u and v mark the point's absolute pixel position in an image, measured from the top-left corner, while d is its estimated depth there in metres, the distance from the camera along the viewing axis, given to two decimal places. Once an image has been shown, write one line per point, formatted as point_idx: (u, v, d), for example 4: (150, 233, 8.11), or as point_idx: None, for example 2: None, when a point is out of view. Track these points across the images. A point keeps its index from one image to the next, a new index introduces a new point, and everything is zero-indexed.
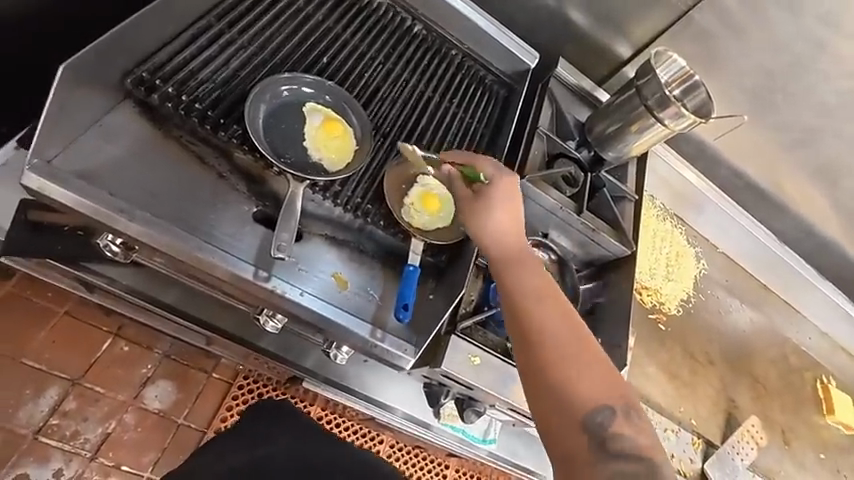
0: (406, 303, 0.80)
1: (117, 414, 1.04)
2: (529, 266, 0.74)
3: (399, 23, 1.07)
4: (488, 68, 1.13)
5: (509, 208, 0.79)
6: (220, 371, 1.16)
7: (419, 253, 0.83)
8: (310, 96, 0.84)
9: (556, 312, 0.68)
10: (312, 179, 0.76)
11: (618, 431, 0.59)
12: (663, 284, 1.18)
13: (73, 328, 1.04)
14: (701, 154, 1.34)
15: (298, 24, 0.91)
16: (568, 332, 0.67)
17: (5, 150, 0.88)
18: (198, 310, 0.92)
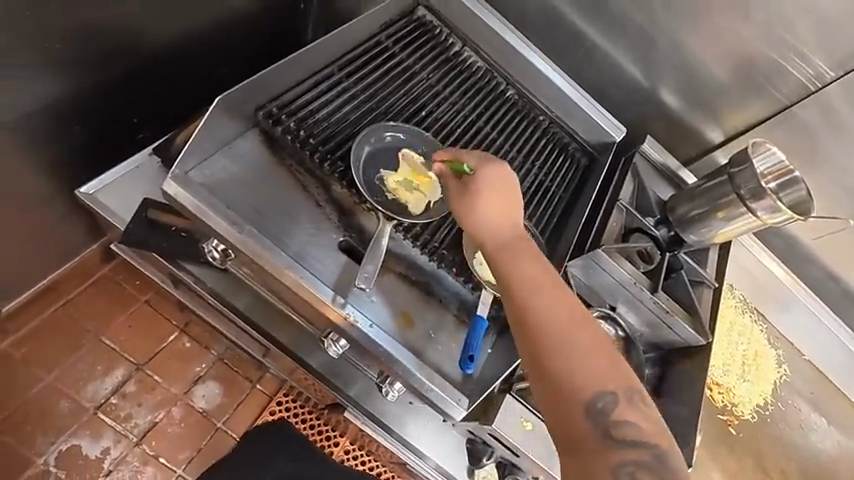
0: (472, 355, 0.80)
1: (168, 405, 1.10)
2: (527, 257, 0.69)
3: (495, 86, 1.15)
4: (573, 136, 1.17)
5: (494, 195, 0.72)
6: (264, 383, 1.18)
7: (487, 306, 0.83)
8: (408, 144, 0.91)
9: (574, 333, 0.63)
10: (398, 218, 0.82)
11: (624, 423, 0.61)
12: (737, 384, 1.09)
13: (150, 317, 1.14)
14: (791, 249, 1.26)
15: (407, 79, 1.01)
16: (583, 354, 0.62)
17: (141, 155, 1.03)
18: (266, 321, 0.96)
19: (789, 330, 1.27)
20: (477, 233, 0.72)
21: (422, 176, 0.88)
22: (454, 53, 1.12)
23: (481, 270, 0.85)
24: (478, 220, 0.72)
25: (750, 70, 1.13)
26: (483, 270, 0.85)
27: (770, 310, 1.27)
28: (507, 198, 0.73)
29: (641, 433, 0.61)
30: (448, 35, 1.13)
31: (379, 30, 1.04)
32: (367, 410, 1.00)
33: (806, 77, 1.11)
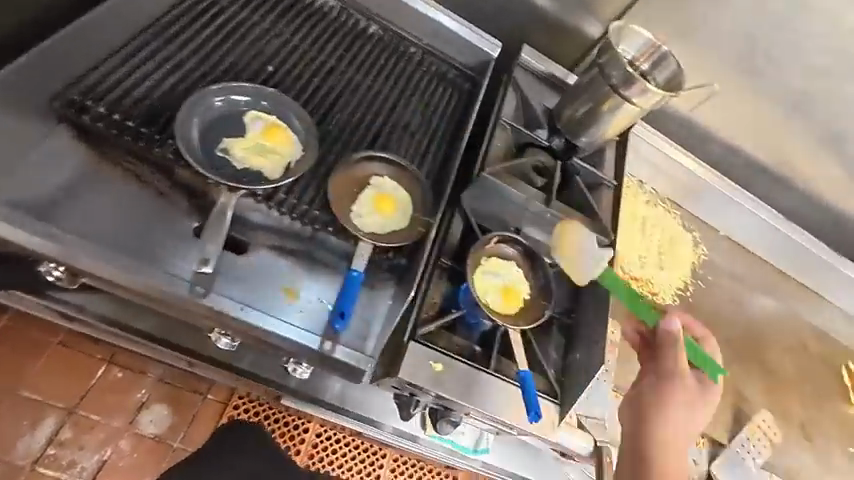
0: (342, 312, 0.74)
1: (113, 441, 0.92)
2: None
3: (353, 25, 1.05)
4: (450, 63, 1.10)
5: None
6: (216, 391, 1.02)
7: (366, 257, 0.78)
8: (246, 104, 0.80)
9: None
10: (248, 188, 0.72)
11: None
12: (654, 274, 1.10)
13: (63, 359, 0.95)
14: (689, 132, 1.26)
15: (243, 33, 0.90)
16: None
17: None
18: (163, 329, 0.88)
19: (701, 212, 1.29)
20: None
21: (276, 136, 0.79)
22: None
23: (360, 222, 0.79)
24: None
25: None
26: (364, 223, 0.80)
27: (681, 197, 1.28)
28: None
29: None
30: None
31: None
32: (302, 391, 0.94)
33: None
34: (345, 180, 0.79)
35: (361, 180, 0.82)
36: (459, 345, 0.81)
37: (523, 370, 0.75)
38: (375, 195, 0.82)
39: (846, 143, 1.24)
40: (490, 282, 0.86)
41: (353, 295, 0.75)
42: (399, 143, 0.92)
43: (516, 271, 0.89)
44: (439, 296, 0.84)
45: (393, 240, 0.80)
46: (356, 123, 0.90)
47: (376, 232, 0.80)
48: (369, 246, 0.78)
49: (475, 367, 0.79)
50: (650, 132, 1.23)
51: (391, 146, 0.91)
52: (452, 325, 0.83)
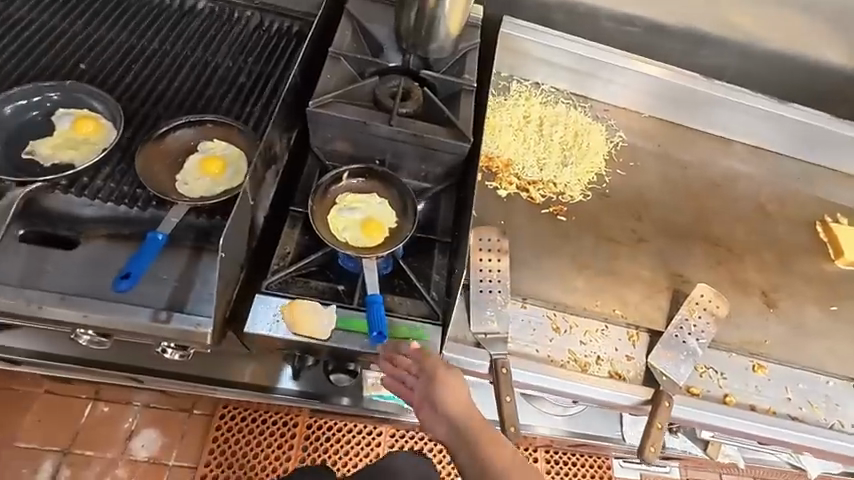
0: (127, 273, 0.70)
1: (110, 471, 1.10)
2: (460, 402, 0.68)
3: (178, 5, 1.02)
4: (289, 15, 1.05)
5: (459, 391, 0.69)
6: (201, 407, 1.19)
7: (174, 222, 0.73)
8: (42, 102, 0.79)
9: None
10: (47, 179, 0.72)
11: None
12: (557, 173, 1.01)
13: (58, 402, 1.15)
14: (573, 15, 1.14)
15: (51, 41, 0.89)
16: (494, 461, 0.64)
17: None
18: (98, 354, 0.95)
19: (612, 97, 1.17)
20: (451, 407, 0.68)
21: (86, 127, 0.78)
22: None
23: (187, 188, 0.77)
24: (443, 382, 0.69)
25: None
26: (191, 188, 0.77)
27: (586, 87, 1.16)
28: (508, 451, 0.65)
29: None
30: None
31: (4, 5, 0.91)
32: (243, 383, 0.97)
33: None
34: (158, 151, 0.78)
35: (182, 149, 0.80)
36: (316, 287, 0.77)
37: (372, 294, 0.72)
38: (202, 158, 0.79)
39: None
40: (347, 218, 0.81)
41: (146, 258, 0.71)
42: (229, 105, 0.88)
43: (376, 201, 0.84)
44: (293, 245, 0.80)
45: (219, 196, 0.76)
46: (183, 96, 0.88)
47: (203, 194, 0.77)
48: (183, 208, 0.74)
49: (331, 304, 0.74)
50: (527, 26, 1.11)
51: (219, 110, 0.87)
52: (310, 270, 0.78)
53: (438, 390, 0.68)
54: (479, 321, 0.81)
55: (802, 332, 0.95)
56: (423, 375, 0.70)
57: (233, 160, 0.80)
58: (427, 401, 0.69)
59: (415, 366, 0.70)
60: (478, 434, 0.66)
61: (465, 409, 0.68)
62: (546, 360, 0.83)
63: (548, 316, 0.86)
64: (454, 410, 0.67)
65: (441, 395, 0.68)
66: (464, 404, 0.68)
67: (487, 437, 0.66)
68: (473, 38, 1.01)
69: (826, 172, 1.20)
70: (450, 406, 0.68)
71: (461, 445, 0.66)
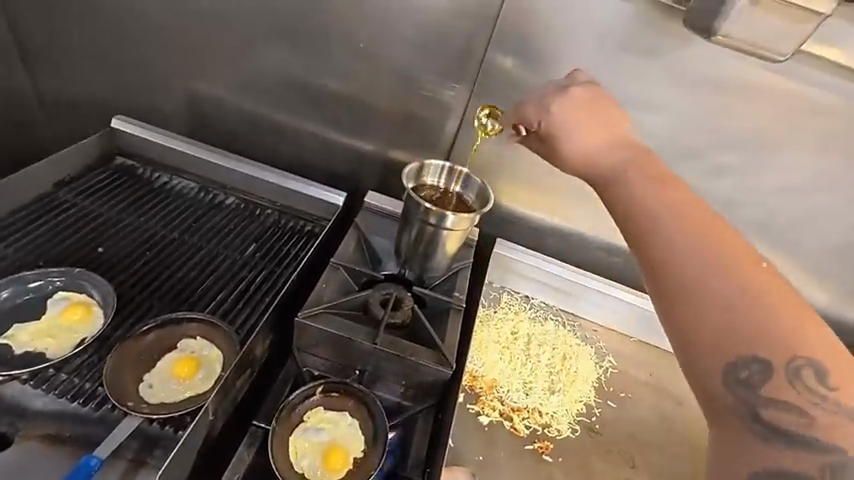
0: None
1: None
2: (690, 245, 0.58)
3: (209, 200, 1.15)
4: (304, 217, 1.17)
5: None
6: None
7: (118, 442, 0.68)
8: (40, 286, 0.82)
9: (716, 299, 0.54)
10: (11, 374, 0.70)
11: (777, 406, 0.50)
12: (544, 400, 0.97)
13: None
14: (563, 241, 1.25)
15: (83, 225, 0.98)
16: (702, 249, 0.57)
17: None
18: None
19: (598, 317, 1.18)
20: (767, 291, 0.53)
21: (74, 314, 0.79)
22: (160, 184, 1.15)
23: (149, 393, 0.73)
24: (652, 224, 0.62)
25: (422, 96, 1.15)
26: (154, 392, 0.74)
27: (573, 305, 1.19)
28: (748, 279, 0.54)
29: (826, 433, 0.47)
30: (152, 170, 1.17)
31: (55, 188, 1.03)
32: None
33: (472, 84, 1.11)
34: (135, 347, 0.77)
35: (160, 346, 0.79)
36: None
37: None
38: (178, 358, 0.78)
39: (729, 224, 1.15)
40: (309, 442, 0.75)
41: None
42: (224, 302, 0.91)
43: (344, 426, 0.77)
44: (241, 472, 0.73)
45: (181, 406, 0.72)
46: (182, 288, 0.92)
47: (165, 401, 0.73)
48: (135, 421, 0.70)
49: None
50: (515, 247, 1.20)
51: (213, 307, 0.90)
52: None
53: (648, 203, 0.64)
54: None
55: None
56: (596, 126, 0.77)
57: (209, 362, 0.79)
58: (648, 183, 0.67)
59: (634, 165, 0.71)
60: (719, 262, 0.55)
61: (697, 229, 0.58)
62: None
63: None
64: (614, 183, 0.70)
65: (675, 194, 0.64)
66: (658, 209, 0.63)
67: (737, 259, 0.56)
68: (467, 256, 1.09)
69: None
70: (629, 179, 0.69)
71: (654, 219, 0.62)
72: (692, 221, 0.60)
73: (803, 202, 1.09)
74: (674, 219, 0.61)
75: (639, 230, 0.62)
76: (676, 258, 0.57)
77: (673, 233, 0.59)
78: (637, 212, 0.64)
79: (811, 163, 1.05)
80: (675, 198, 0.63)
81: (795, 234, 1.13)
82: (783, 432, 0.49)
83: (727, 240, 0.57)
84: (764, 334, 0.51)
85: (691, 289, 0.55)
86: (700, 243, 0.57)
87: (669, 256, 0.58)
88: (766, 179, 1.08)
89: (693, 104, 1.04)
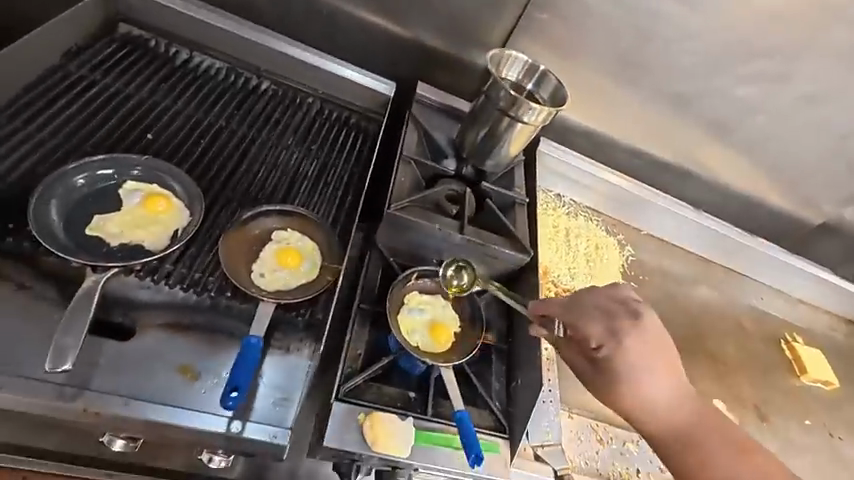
0: (236, 388, 0.64)
1: None
2: (681, 453, 0.74)
3: (243, 83, 1.03)
4: (350, 108, 1.11)
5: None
6: None
7: (266, 321, 0.70)
8: (110, 177, 0.74)
9: (727, 453, 0.74)
10: (125, 265, 0.66)
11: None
12: (586, 282, 1.11)
13: None
14: (592, 143, 1.34)
15: (114, 107, 0.85)
16: (733, 470, 0.73)
17: None
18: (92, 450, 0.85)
19: (617, 213, 1.33)
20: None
21: (158, 206, 0.74)
22: (181, 61, 1.00)
23: (262, 281, 0.74)
24: (652, 403, 0.73)
25: None
26: (267, 281, 0.74)
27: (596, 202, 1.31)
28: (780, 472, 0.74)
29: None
30: (167, 45, 1.00)
31: (64, 60, 0.87)
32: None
33: None
34: (238, 238, 0.76)
35: (257, 238, 0.78)
36: (389, 394, 0.76)
37: (458, 411, 0.70)
38: (278, 249, 0.78)
39: (731, 132, 1.33)
40: (413, 318, 0.82)
41: (251, 369, 0.65)
42: (301, 195, 0.88)
43: (440, 305, 0.85)
44: (364, 345, 0.79)
45: (301, 294, 0.75)
46: (252, 181, 0.87)
47: (281, 288, 0.74)
48: (270, 307, 0.71)
49: (407, 414, 0.73)
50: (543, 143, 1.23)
51: (291, 198, 0.87)
52: (380, 374, 0.78)
53: (651, 388, 0.73)
54: (538, 434, 0.82)
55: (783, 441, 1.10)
56: (606, 318, 0.74)
57: (310, 252, 0.80)
58: (646, 349, 0.73)
59: (634, 338, 0.72)
60: (728, 451, 0.75)
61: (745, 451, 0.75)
62: (600, 475, 0.85)
63: (592, 427, 0.90)
64: (660, 392, 0.74)
65: (653, 345, 0.73)
66: (750, 427, 0.78)
67: (748, 467, 0.73)
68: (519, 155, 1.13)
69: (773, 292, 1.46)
70: (644, 346, 0.72)
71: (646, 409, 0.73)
72: (736, 416, 0.79)
73: (795, 114, 1.28)
74: (664, 402, 0.74)
75: (661, 445, 0.75)
76: (687, 455, 0.73)
77: (655, 430, 0.74)
78: (617, 388, 0.73)
79: (814, 79, 1.21)
80: (666, 362, 0.74)
81: (781, 140, 1.33)
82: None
83: (750, 446, 0.76)
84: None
85: (706, 470, 0.73)
86: (688, 422, 0.75)
87: (691, 461, 0.74)
88: (774, 91, 1.23)
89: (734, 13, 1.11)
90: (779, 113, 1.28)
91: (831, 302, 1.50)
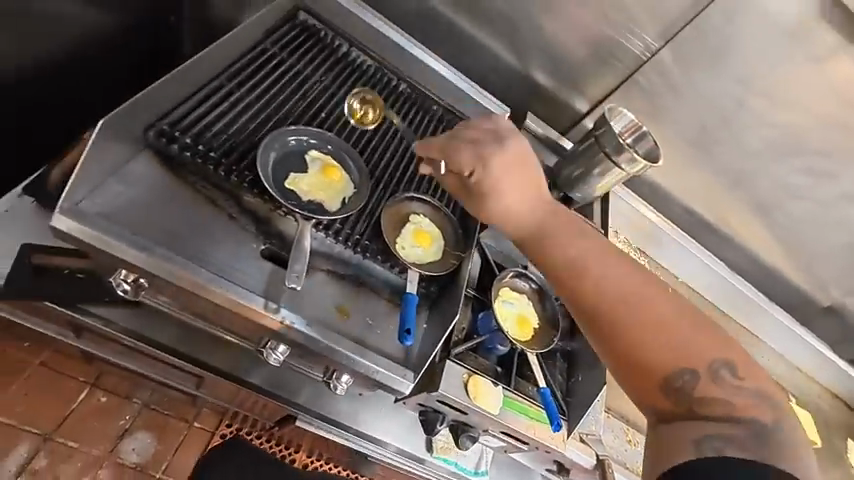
0: (408, 328, 0.85)
1: (93, 470, 1.10)
2: (605, 288, 0.73)
3: (387, 82, 1.21)
4: (467, 121, 1.28)
5: (706, 342, 0.70)
6: (202, 420, 1.26)
7: (416, 283, 0.90)
8: (312, 145, 0.92)
9: (649, 332, 0.69)
10: (317, 218, 0.83)
11: (707, 399, 0.68)
12: None
13: (49, 379, 1.10)
14: (654, 194, 1.52)
15: (299, 84, 1.02)
16: (650, 291, 0.73)
17: (21, 202, 0.98)
18: (209, 355, 1.03)
19: (661, 256, 1.56)
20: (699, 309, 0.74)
21: (333, 175, 0.91)
22: (343, 53, 1.17)
23: (405, 254, 0.91)
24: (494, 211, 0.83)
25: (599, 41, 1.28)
26: (407, 254, 0.92)
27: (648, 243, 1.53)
28: (639, 289, 0.73)
29: (734, 405, 0.68)
30: (333, 37, 1.17)
31: (264, 38, 1.04)
32: (318, 412, 1.11)
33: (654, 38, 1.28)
34: (392, 215, 0.94)
35: (402, 217, 0.95)
36: (483, 364, 0.93)
37: (542, 387, 0.90)
38: (415, 230, 0.94)
39: (775, 211, 1.51)
40: (507, 309, 0.99)
41: (414, 314, 0.86)
42: (431, 188, 1.05)
43: (525, 301, 1.03)
44: (466, 322, 0.97)
45: (433, 270, 0.92)
46: (397, 167, 1.04)
47: (416, 262, 0.92)
48: (416, 274, 0.90)
49: (498, 383, 0.90)
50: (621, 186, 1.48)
51: (424, 190, 1.04)
52: (475, 347, 0.95)
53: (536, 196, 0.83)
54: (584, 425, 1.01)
55: None
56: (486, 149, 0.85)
57: (437, 237, 0.97)
58: (513, 160, 0.85)
59: (509, 132, 0.90)
60: (626, 269, 0.75)
61: (643, 280, 0.74)
62: (625, 467, 1.03)
63: (624, 429, 1.10)
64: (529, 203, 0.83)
65: (516, 165, 0.85)
66: (605, 275, 0.74)
67: (644, 282, 0.74)
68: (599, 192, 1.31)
69: (776, 356, 1.65)
70: (507, 161, 0.85)
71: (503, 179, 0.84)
72: (630, 278, 0.74)
73: (832, 208, 1.47)
74: (519, 208, 0.83)
75: (578, 284, 0.75)
76: (611, 270, 0.75)
77: (576, 256, 0.77)
78: (552, 248, 0.79)
79: None
80: (525, 167, 0.85)
81: (815, 228, 1.53)
82: (710, 419, 0.67)
83: (589, 239, 0.79)
84: (718, 369, 0.69)
85: (594, 271, 0.75)
86: (627, 282, 0.73)
87: (592, 269, 0.75)
88: (819, 185, 1.42)
89: (804, 113, 1.31)
90: (819, 204, 1.47)
91: (823, 375, 1.70)
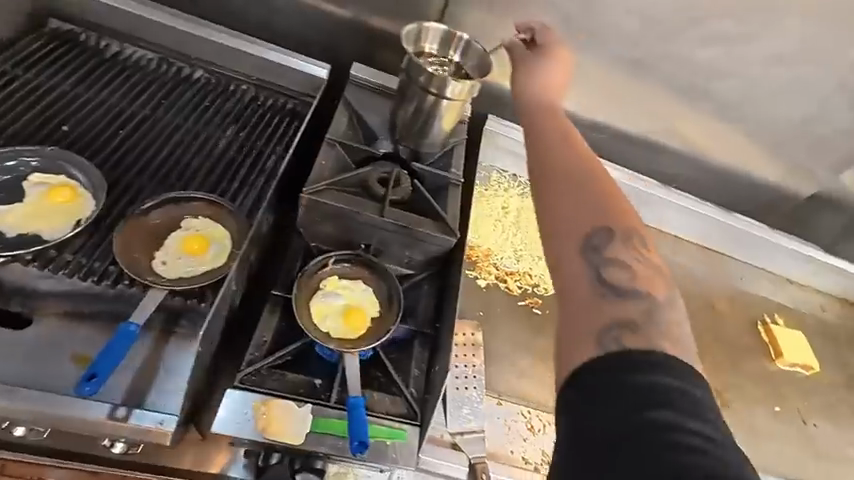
0: (94, 374, 0.63)
1: None
2: (557, 146, 0.74)
3: (176, 72, 1.03)
4: (285, 94, 1.08)
5: (585, 199, 0.65)
6: None
7: (153, 308, 0.68)
8: (28, 166, 0.77)
9: (566, 197, 0.65)
10: (12, 254, 0.67)
11: (617, 269, 0.59)
12: (532, 264, 1.06)
13: None
14: None
15: (32, 100, 0.86)
16: (582, 177, 0.67)
17: None
18: None
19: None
20: (588, 190, 0.65)
21: (61, 197, 0.75)
22: (112, 53, 1.00)
23: (161, 269, 0.73)
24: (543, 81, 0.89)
25: None
26: (167, 269, 0.73)
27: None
28: (585, 152, 0.72)
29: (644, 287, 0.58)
30: (98, 38, 1.01)
31: None
32: None
33: None
34: (145, 229, 0.76)
35: (162, 227, 0.77)
36: (293, 381, 0.73)
37: (353, 397, 0.67)
38: (184, 236, 0.77)
39: (699, 99, 1.23)
40: (328, 303, 0.80)
41: (123, 354, 0.64)
42: (214, 182, 0.86)
43: (359, 289, 0.83)
44: (272, 333, 0.77)
45: (200, 280, 0.72)
46: (165, 166, 0.86)
47: (181, 275, 0.73)
48: (161, 292, 0.69)
49: (304, 403, 0.71)
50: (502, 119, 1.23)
51: (203, 187, 0.85)
52: (285, 362, 0.75)
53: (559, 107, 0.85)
54: (456, 427, 0.79)
55: (755, 436, 1.00)
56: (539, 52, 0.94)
57: (216, 239, 0.78)
58: (561, 58, 0.93)
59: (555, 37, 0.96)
60: (574, 145, 0.74)
61: (585, 161, 0.70)
62: (522, 464, 0.82)
63: (521, 414, 0.86)
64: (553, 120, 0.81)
65: (563, 60, 0.92)
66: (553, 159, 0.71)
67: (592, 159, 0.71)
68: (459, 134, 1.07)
69: (761, 274, 1.35)
70: (550, 80, 0.89)
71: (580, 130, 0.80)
72: (580, 167, 0.69)
73: (766, 77, 1.19)
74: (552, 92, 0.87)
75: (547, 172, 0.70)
76: (555, 144, 0.74)
77: (546, 74, 0.90)
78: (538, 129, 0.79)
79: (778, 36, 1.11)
80: (562, 61, 0.92)
81: (751, 106, 1.24)
82: (620, 289, 0.57)
83: (568, 133, 0.77)
84: (674, 317, 0.56)
85: (545, 103, 0.85)
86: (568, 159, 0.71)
87: (538, 146, 0.74)
88: (737, 52, 1.16)
89: None
90: (742, 76, 1.19)
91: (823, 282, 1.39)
